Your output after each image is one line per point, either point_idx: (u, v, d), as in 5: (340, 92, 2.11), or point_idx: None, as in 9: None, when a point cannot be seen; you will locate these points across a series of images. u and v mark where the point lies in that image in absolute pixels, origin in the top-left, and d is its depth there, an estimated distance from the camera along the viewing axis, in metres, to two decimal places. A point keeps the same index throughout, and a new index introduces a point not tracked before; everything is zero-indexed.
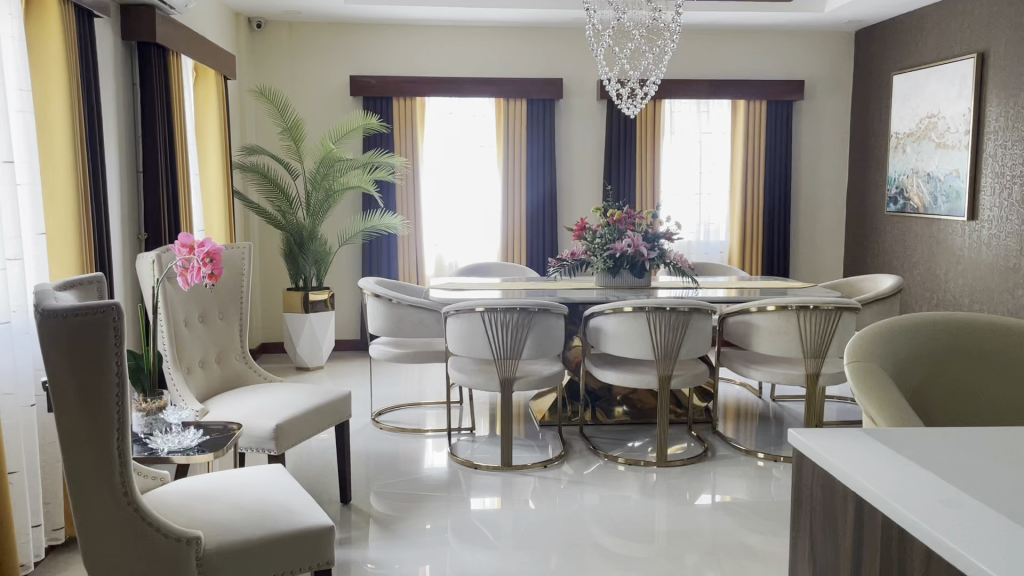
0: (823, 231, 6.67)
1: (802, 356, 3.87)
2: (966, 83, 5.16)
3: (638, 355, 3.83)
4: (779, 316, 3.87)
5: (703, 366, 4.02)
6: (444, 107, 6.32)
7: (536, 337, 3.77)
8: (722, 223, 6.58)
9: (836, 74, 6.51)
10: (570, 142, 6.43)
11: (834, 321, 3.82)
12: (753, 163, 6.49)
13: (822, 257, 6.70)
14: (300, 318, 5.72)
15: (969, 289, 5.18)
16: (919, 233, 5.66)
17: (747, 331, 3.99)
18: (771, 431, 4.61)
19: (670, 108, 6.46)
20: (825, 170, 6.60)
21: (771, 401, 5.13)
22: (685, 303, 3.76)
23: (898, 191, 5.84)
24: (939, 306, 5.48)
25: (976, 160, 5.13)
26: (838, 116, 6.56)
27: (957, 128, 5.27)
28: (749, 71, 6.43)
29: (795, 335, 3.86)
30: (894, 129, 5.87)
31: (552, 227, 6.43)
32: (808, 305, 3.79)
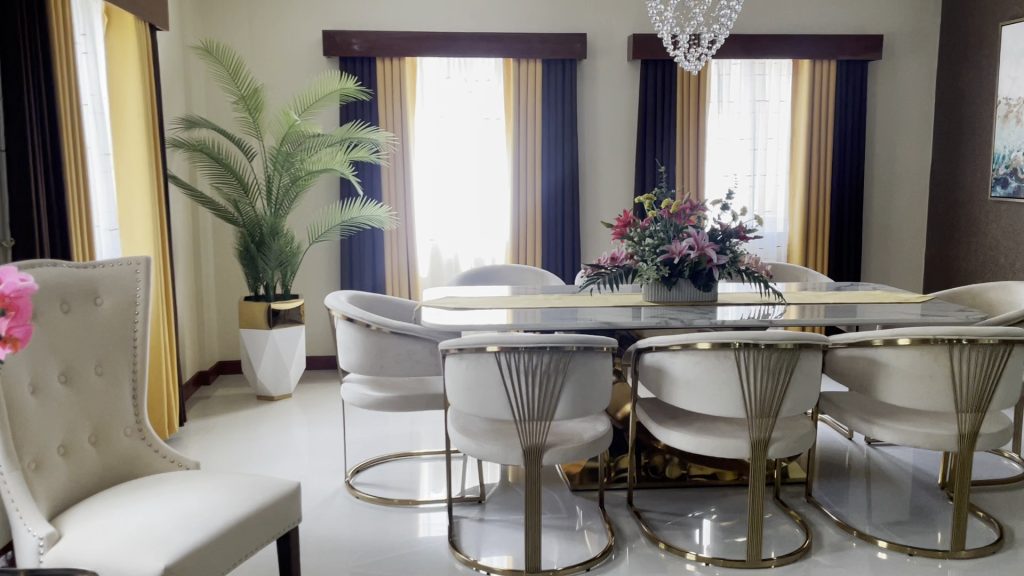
0: (901, 221, 5.50)
1: (953, 410, 2.71)
2: None
3: (721, 412, 2.67)
4: (920, 352, 2.70)
5: (806, 422, 2.87)
6: (439, 71, 5.11)
7: (575, 389, 2.61)
8: (779, 209, 5.42)
9: (919, 29, 5.32)
10: (595, 114, 5.24)
11: (1001, 360, 2.66)
12: (818, 137, 5.31)
13: (900, 253, 5.52)
14: (260, 334, 4.59)
15: None
16: None
17: (868, 373, 2.82)
18: (884, 494, 3.44)
19: (717, 69, 5.26)
20: (904, 145, 5.42)
21: (870, 447, 3.96)
22: (788, 337, 2.61)
23: (1009, 170, 4.62)
24: None
25: None
26: (920, 80, 5.36)
27: None
28: (814, 24, 5.25)
29: (944, 381, 2.69)
30: (1004, 93, 4.62)
31: (574, 218, 5.24)
32: (963, 336, 2.63)
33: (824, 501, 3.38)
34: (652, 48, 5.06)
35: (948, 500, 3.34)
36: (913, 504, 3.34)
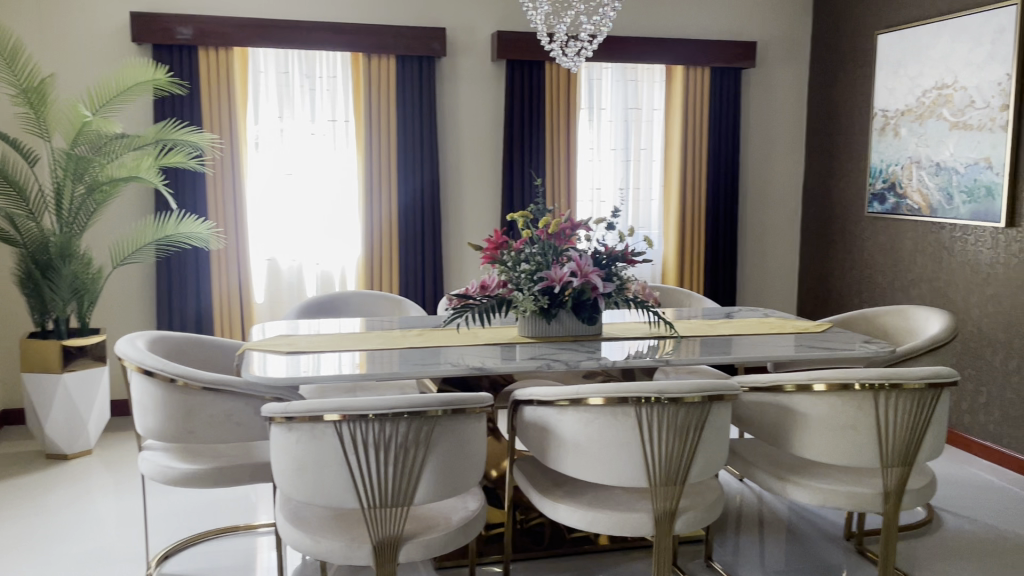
0: (776, 237, 5.29)
1: (879, 466, 2.34)
2: (1003, 39, 3.69)
3: (619, 482, 2.19)
4: (841, 400, 2.32)
5: (712, 485, 2.43)
6: (275, 65, 4.42)
7: (441, 465, 2.04)
8: (653, 226, 5.08)
9: (790, 38, 5.13)
10: (456, 118, 4.71)
11: (929, 407, 2.31)
12: (693, 148, 5.00)
13: (775, 271, 5.32)
14: (49, 378, 3.74)
15: (1004, 320, 3.75)
16: (917, 241, 4.28)
17: (781, 423, 2.42)
18: (786, 547, 3.08)
19: (589, 73, 4.85)
20: (777, 158, 5.22)
21: (779, 500, 3.53)
22: (697, 390, 2.14)
23: (886, 186, 4.45)
24: (967, 343, 3.97)
25: (1021, 146, 3.64)
26: (791, 91, 5.18)
27: (986, 101, 3.78)
28: (687, 29, 4.95)
29: (869, 432, 2.32)
30: (881, 105, 4.45)
31: (433, 235, 4.67)
32: (886, 381, 2.27)
33: (732, 567, 2.91)
34: (519, 46, 4.57)
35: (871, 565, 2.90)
36: (831, 568, 2.91)
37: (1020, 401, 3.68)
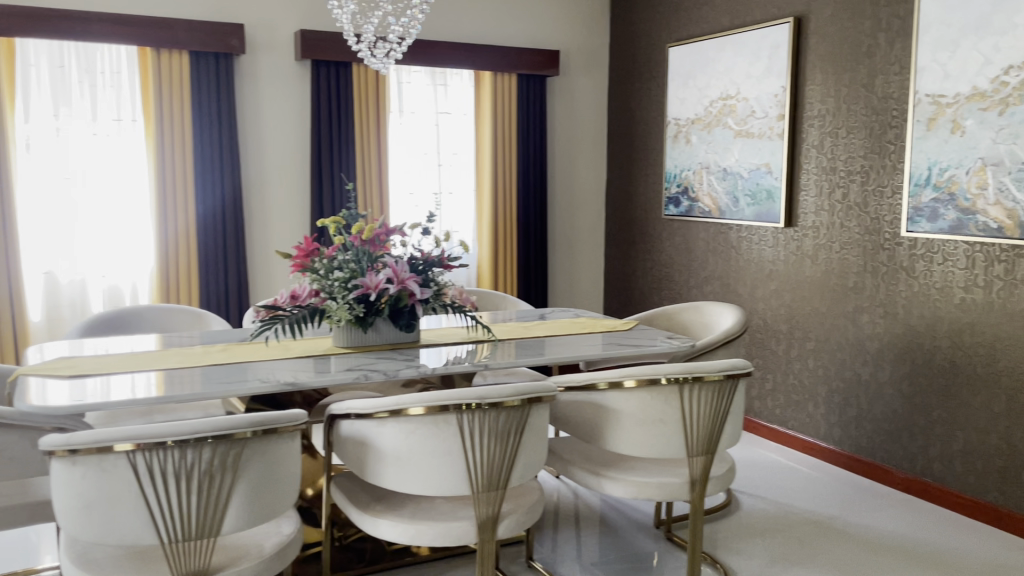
0: (584, 239, 5.48)
1: (685, 455, 2.46)
2: (778, 55, 3.99)
3: (441, 491, 2.15)
4: (649, 395, 2.42)
5: (532, 487, 2.46)
6: (48, 57, 3.99)
7: (251, 490, 1.90)
8: (466, 230, 5.10)
9: (591, 47, 5.34)
10: (259, 120, 4.48)
11: (727, 398, 2.46)
12: (503, 153, 5.06)
13: (583, 272, 5.51)
14: None
15: (786, 312, 4.09)
16: (709, 241, 4.57)
17: (596, 421, 2.49)
18: (602, 539, 3.18)
19: (397, 76, 4.78)
20: (583, 163, 5.41)
21: (595, 495, 3.64)
22: (515, 394, 2.14)
23: (681, 190, 4.70)
24: (751, 335, 4.33)
25: (795, 153, 3.98)
26: (593, 98, 5.39)
27: (765, 112, 4.08)
28: (493, 35, 5.01)
29: (675, 425, 2.44)
30: (673, 114, 4.70)
31: (237, 243, 4.41)
32: (689, 375, 2.39)
33: (552, 565, 2.96)
34: (323, 46, 4.43)
35: (679, 550, 3.06)
36: (644, 557, 3.03)
37: (801, 386, 4.03)
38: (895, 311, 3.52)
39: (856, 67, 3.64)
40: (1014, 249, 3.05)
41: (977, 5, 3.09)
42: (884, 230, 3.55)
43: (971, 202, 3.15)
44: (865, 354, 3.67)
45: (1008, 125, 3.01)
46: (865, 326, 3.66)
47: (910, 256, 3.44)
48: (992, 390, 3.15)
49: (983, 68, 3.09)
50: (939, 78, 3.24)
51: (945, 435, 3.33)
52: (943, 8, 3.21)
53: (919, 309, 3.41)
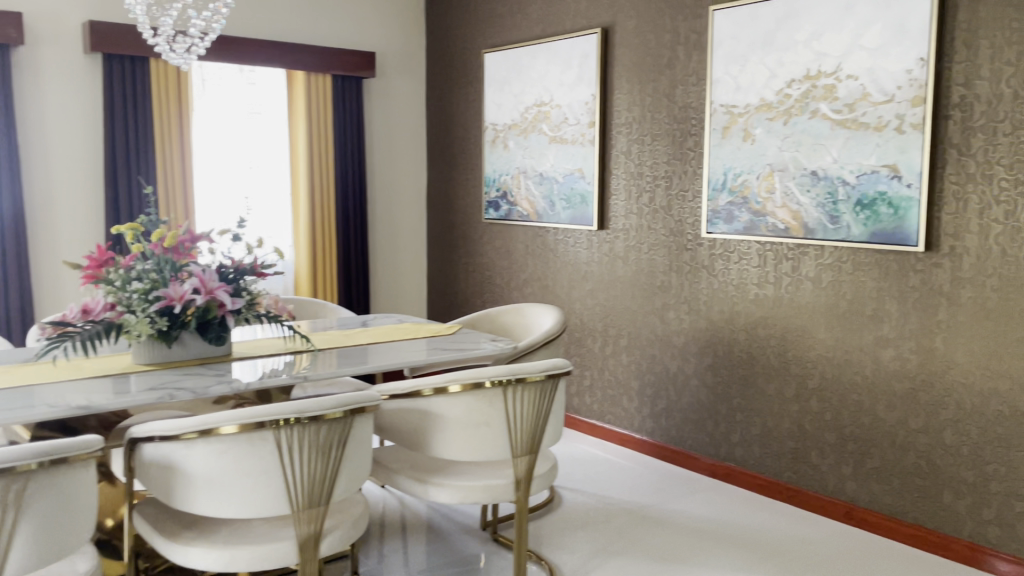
0: (404, 244, 5.42)
1: (510, 456, 2.48)
2: (588, 64, 4.14)
3: (260, 512, 2.04)
4: (473, 398, 2.42)
5: (357, 500, 2.39)
6: None
7: (39, 527, 1.71)
8: (281, 236, 4.90)
9: (407, 51, 5.29)
10: (42, 117, 4.07)
11: (549, 397, 2.51)
12: (318, 156, 4.91)
13: (405, 277, 5.45)
14: None
15: (602, 311, 4.25)
16: (528, 244, 4.67)
17: (421, 427, 2.46)
18: (429, 547, 3.15)
19: (201, 74, 4.51)
20: (402, 168, 5.36)
21: (421, 502, 3.60)
22: (338, 405, 2.06)
23: (500, 194, 4.76)
24: (569, 335, 4.46)
25: (605, 159, 4.14)
26: (410, 102, 5.35)
27: (577, 119, 4.22)
28: (305, 35, 4.85)
29: (500, 427, 2.45)
30: (490, 119, 4.75)
31: (19, 253, 3.98)
32: (512, 378, 2.42)
33: None
34: (115, 40, 4.10)
35: (506, 551, 3.09)
36: (471, 561, 3.03)
37: (617, 381, 4.21)
38: (698, 307, 3.75)
39: (658, 77, 3.85)
40: (798, 247, 3.34)
41: (762, 23, 3.36)
42: (687, 232, 3.77)
43: (762, 205, 3.42)
44: (674, 349, 3.88)
45: (791, 134, 3.29)
46: (673, 323, 3.88)
47: (711, 256, 3.68)
48: (783, 377, 3.43)
49: (768, 81, 3.36)
50: (731, 90, 3.50)
51: (744, 421, 3.59)
52: (734, 25, 3.46)
53: (720, 305, 3.66)
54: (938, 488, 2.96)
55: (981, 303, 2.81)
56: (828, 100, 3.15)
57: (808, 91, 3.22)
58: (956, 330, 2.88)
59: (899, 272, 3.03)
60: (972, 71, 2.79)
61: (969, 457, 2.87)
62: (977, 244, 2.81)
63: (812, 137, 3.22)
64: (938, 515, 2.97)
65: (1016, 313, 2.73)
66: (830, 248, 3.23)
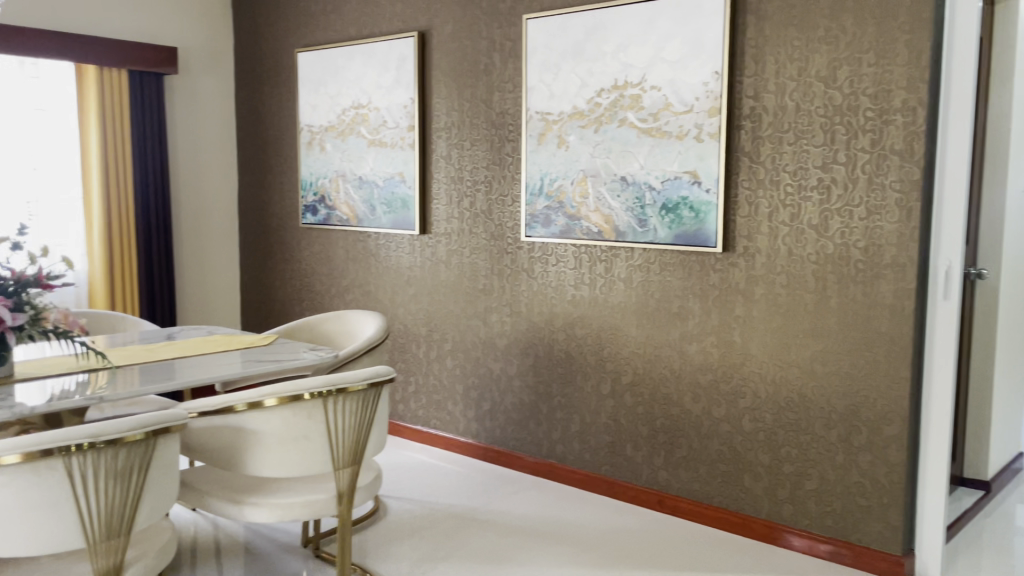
0: (216, 251, 5.14)
1: (331, 469, 2.41)
2: (405, 67, 4.10)
3: (48, 549, 1.84)
4: (291, 412, 2.32)
5: (162, 526, 2.22)
6: None
7: None
8: (73, 244, 4.49)
9: (214, 47, 5.02)
10: None
11: (371, 406, 2.46)
12: (115, 156, 4.54)
13: (217, 286, 5.17)
14: None
15: (425, 316, 4.23)
16: (347, 249, 4.56)
17: (234, 444, 2.33)
18: (246, 570, 2.98)
19: None
20: (211, 170, 5.07)
21: (236, 523, 3.41)
22: (138, 426, 1.91)
23: (317, 198, 4.63)
24: (392, 341, 4.40)
25: (425, 163, 4.13)
26: (219, 101, 5.08)
27: (395, 122, 4.18)
28: (97, 26, 4.47)
29: (320, 440, 2.37)
30: (306, 120, 4.61)
31: None
32: (332, 388, 2.34)
33: None
34: None
35: (329, 567, 2.99)
36: None
37: (441, 385, 4.20)
38: (519, 309, 3.82)
39: (476, 82, 3.88)
40: (611, 249, 3.48)
41: (572, 34, 3.48)
42: (507, 236, 3.84)
43: (576, 209, 3.54)
44: (497, 350, 3.93)
45: (602, 141, 3.43)
46: (495, 325, 3.92)
47: (530, 259, 3.76)
48: (600, 374, 3.56)
49: (580, 89, 3.48)
50: (545, 97, 3.59)
51: (565, 419, 3.70)
52: (547, 33, 3.56)
53: (539, 307, 3.75)
54: (739, 472, 3.18)
55: (772, 299, 3.05)
56: (634, 109, 3.31)
57: (617, 100, 3.36)
58: (752, 324, 3.11)
59: (701, 272, 3.23)
60: (760, 85, 3.02)
61: (765, 441, 3.11)
62: (767, 245, 3.05)
63: (621, 144, 3.37)
64: (739, 496, 3.19)
65: (801, 307, 2.99)
66: (640, 250, 3.40)
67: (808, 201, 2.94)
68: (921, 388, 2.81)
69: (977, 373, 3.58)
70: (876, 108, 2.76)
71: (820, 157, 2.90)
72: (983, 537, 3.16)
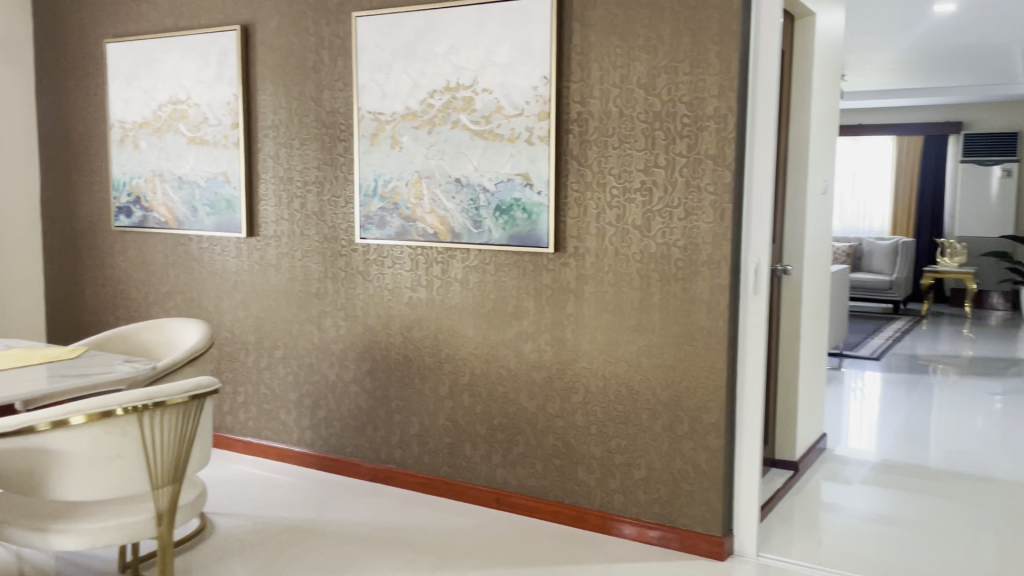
0: (15, 257, 4.68)
1: (149, 489, 2.26)
2: (227, 62, 3.91)
3: None
4: (103, 429, 2.16)
5: None
6: None
7: None
8: None
9: (8, 33, 4.57)
10: None
11: (193, 418, 2.33)
12: None
13: (17, 295, 4.71)
14: None
15: (254, 322, 4.05)
16: (168, 253, 4.29)
17: (36, 468, 2.13)
18: None
19: None
20: (7, 168, 4.61)
21: (43, 553, 3.12)
22: None
23: (132, 199, 4.33)
24: (218, 349, 4.18)
25: (251, 162, 3.97)
26: (15, 93, 4.63)
27: (218, 119, 3.98)
28: None
29: (135, 458, 2.22)
30: (118, 116, 4.29)
31: None
32: (148, 402, 2.19)
33: None
34: None
35: None
36: None
37: (273, 394, 4.04)
38: (354, 313, 3.75)
39: (303, 80, 3.77)
40: (446, 251, 3.48)
41: (403, 33, 3.45)
42: (340, 238, 3.75)
43: (411, 210, 3.52)
44: (331, 356, 3.83)
45: (435, 142, 3.43)
46: (329, 329, 3.83)
47: (364, 261, 3.70)
48: (437, 376, 3.56)
49: (412, 90, 3.46)
50: (377, 97, 3.54)
51: (403, 423, 3.66)
52: (377, 32, 3.51)
53: (375, 310, 3.69)
54: (573, 466, 3.27)
55: (600, 297, 3.16)
56: (467, 111, 3.33)
57: (449, 102, 3.37)
58: (582, 321, 3.21)
59: (534, 272, 3.30)
60: (585, 90, 3.12)
61: (597, 435, 3.21)
62: (595, 245, 3.15)
63: (455, 146, 3.38)
64: (574, 490, 3.28)
65: (627, 304, 3.11)
66: (475, 251, 3.42)
67: (632, 203, 3.06)
68: (736, 378, 3.01)
69: (785, 362, 3.87)
70: (692, 115, 2.92)
71: (642, 160, 3.03)
72: (792, 514, 3.42)
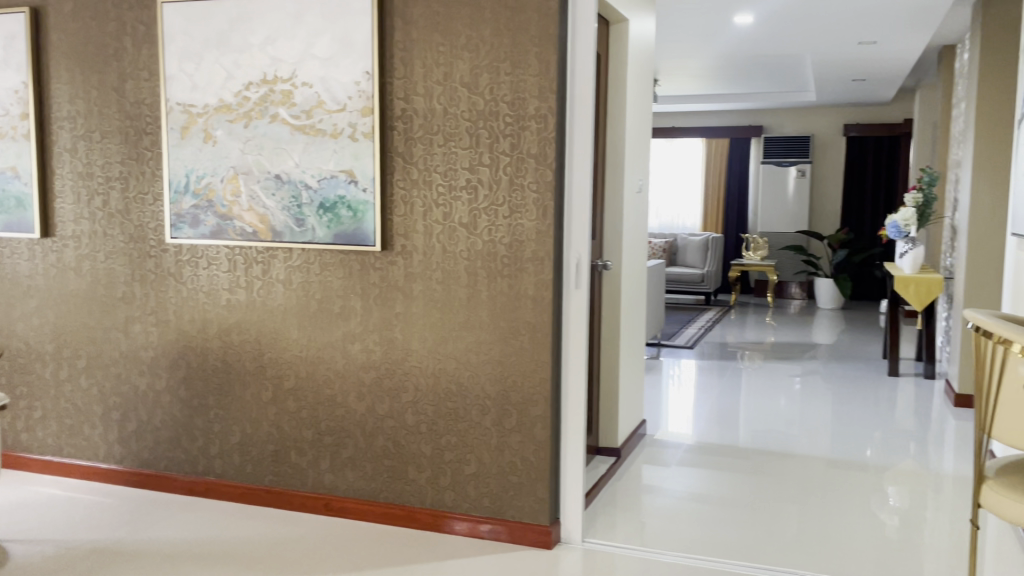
0: None
1: None
2: (13, 46, 3.56)
3: None
4: None
5: None
6: None
7: None
8: None
9: None
10: None
11: None
12: None
13: None
14: None
15: (51, 331, 3.72)
16: None
17: None
18: None
19: None
20: None
21: None
22: None
23: None
24: (9, 361, 3.80)
25: (44, 156, 3.64)
26: None
27: (3, 109, 3.62)
28: None
29: None
30: None
31: None
32: None
33: None
34: None
35: None
36: None
37: (75, 409, 3.72)
38: (167, 318, 3.53)
39: (103, 69, 3.49)
40: (267, 250, 3.35)
41: (214, 22, 3.28)
42: (149, 239, 3.52)
43: (228, 208, 3.36)
44: (141, 364, 3.58)
45: (252, 137, 3.29)
46: (138, 336, 3.58)
47: (177, 263, 3.49)
48: (260, 381, 3.42)
49: (226, 82, 3.30)
50: (187, 89, 3.35)
51: (224, 432, 3.49)
52: (185, 20, 3.32)
53: (190, 314, 3.49)
54: (404, 466, 3.25)
55: (428, 295, 3.16)
56: (286, 105, 3.22)
57: (266, 95, 3.25)
58: (410, 320, 3.19)
59: (359, 272, 3.24)
60: (409, 87, 3.10)
61: (427, 433, 3.20)
62: (422, 243, 3.14)
63: (273, 141, 3.26)
64: (405, 490, 3.26)
65: (455, 301, 3.12)
66: (297, 250, 3.31)
67: (458, 201, 3.08)
68: (561, 372, 3.09)
69: (606, 354, 4.03)
70: (514, 114, 2.98)
71: (467, 159, 3.05)
72: (615, 499, 3.57)
